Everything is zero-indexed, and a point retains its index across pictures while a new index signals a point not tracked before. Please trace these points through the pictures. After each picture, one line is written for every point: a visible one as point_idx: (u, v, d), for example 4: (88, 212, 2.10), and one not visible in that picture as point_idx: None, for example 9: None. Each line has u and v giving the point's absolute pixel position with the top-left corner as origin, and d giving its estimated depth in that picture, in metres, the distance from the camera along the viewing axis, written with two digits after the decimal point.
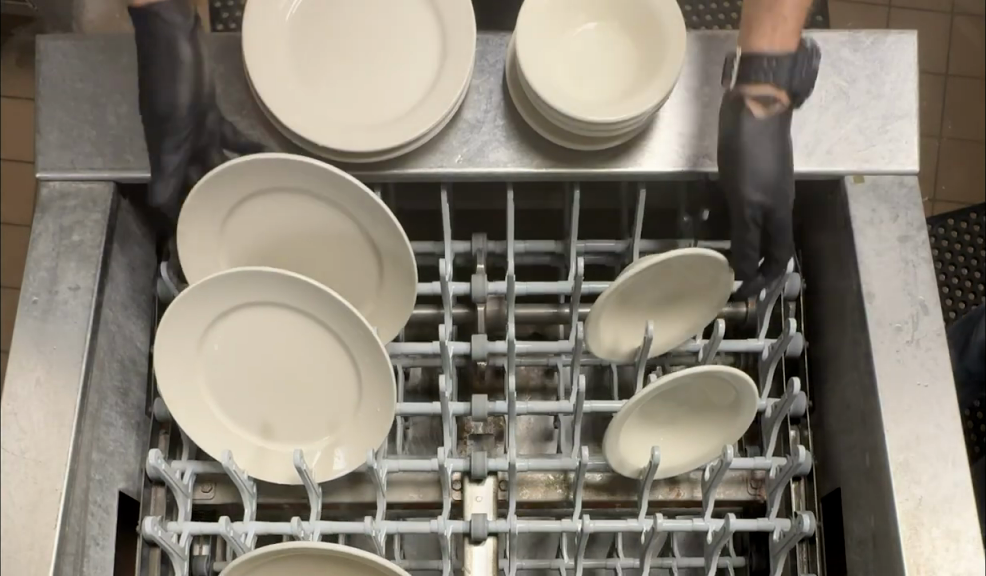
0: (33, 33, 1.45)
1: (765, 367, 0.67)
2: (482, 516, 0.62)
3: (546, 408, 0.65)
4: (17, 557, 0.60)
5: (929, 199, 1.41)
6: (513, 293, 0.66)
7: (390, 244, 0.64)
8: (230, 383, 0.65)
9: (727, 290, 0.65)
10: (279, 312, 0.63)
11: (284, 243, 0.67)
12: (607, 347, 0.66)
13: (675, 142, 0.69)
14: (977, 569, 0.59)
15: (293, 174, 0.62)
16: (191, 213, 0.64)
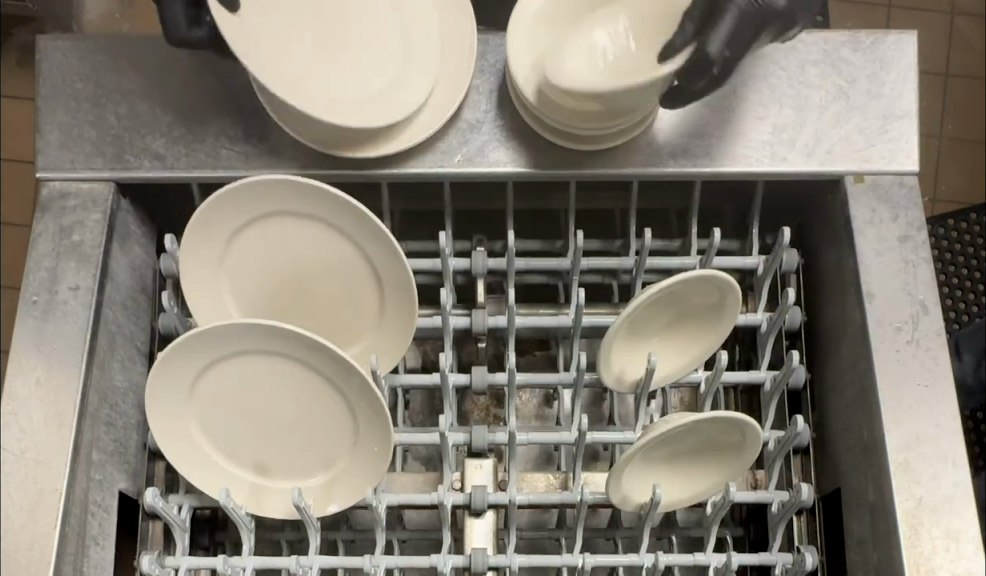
0: (34, 33, 1.45)
1: (768, 398, 0.67)
2: (483, 550, 0.62)
3: (547, 440, 0.64)
4: (16, 557, 0.60)
5: (930, 199, 1.41)
6: (513, 325, 0.66)
7: (390, 270, 0.64)
8: (224, 420, 0.63)
9: (729, 318, 0.64)
10: (267, 361, 0.61)
11: (284, 282, 0.66)
12: (613, 376, 0.65)
13: (675, 142, 0.69)
14: (977, 569, 0.60)
15: (294, 199, 0.63)
16: (191, 241, 0.64)
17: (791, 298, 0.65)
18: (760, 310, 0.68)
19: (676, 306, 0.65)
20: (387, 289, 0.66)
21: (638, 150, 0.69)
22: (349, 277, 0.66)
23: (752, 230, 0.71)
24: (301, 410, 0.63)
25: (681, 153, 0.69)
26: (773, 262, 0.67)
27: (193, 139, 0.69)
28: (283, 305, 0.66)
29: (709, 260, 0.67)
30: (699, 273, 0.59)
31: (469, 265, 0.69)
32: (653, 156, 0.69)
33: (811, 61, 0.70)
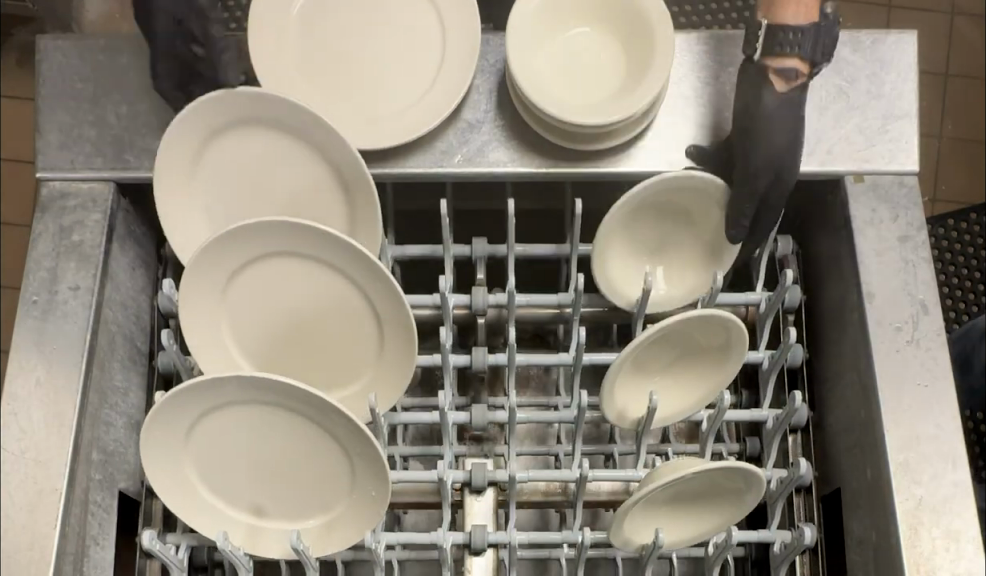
0: (34, 33, 1.46)
1: (770, 436, 0.65)
2: (482, 530, 0.62)
3: (547, 478, 0.64)
4: (16, 557, 0.60)
5: (930, 199, 1.41)
6: (514, 363, 0.64)
7: (398, 327, 0.62)
8: (217, 461, 0.61)
9: (735, 364, 0.63)
10: (265, 413, 0.59)
11: (285, 319, 0.64)
12: (616, 412, 0.64)
13: (674, 141, 0.69)
14: (977, 569, 0.60)
15: (305, 245, 0.60)
16: (192, 281, 0.61)
17: (794, 336, 0.64)
18: (761, 347, 0.68)
19: (680, 345, 0.65)
20: (386, 324, 0.63)
21: (636, 145, 0.69)
22: (350, 314, 0.64)
23: (759, 264, 0.70)
24: (300, 454, 0.60)
25: (674, 148, 0.69)
26: (776, 302, 0.66)
27: None
28: (286, 342, 0.64)
29: (712, 299, 0.65)
30: (701, 312, 0.58)
31: (469, 301, 0.67)
32: (654, 156, 0.69)
33: None
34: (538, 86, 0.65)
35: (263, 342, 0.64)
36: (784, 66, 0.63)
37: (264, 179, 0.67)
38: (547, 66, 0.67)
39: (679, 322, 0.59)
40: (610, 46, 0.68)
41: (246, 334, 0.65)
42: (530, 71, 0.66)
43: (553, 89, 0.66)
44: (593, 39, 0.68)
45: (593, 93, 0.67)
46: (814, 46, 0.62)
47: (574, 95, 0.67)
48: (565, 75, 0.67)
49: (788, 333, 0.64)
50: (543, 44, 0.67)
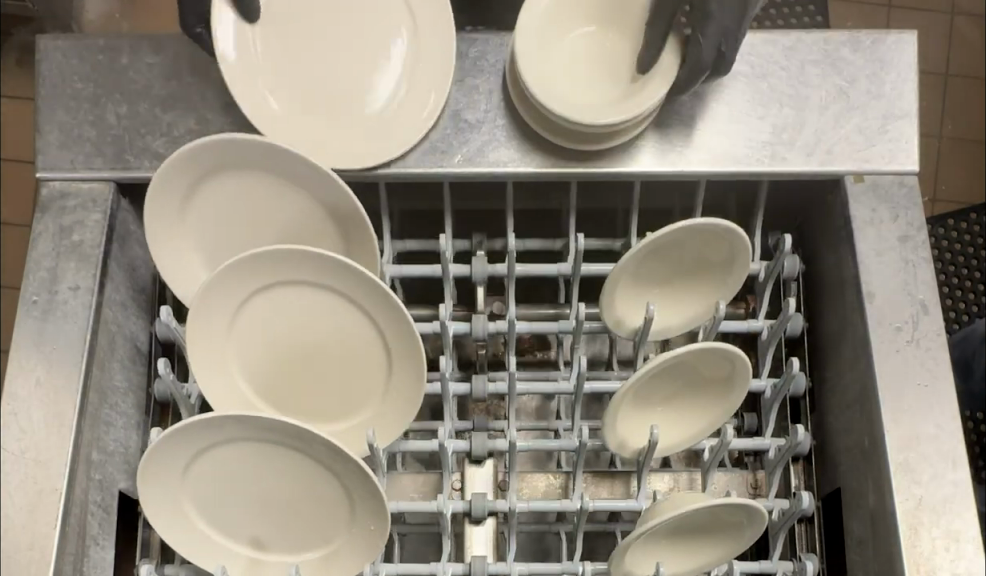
0: (34, 33, 1.46)
1: (771, 466, 0.66)
2: (482, 559, 0.62)
3: (548, 508, 0.63)
4: (16, 557, 0.60)
5: (930, 199, 1.41)
6: (515, 390, 0.64)
7: (407, 362, 0.62)
8: (216, 497, 0.61)
9: (739, 396, 0.63)
10: (270, 450, 0.58)
11: (289, 351, 0.64)
12: (616, 441, 0.64)
13: (675, 142, 0.69)
14: (977, 569, 0.60)
15: (321, 275, 0.60)
16: (203, 306, 0.61)
17: (796, 364, 0.64)
18: (763, 376, 0.67)
19: (682, 379, 0.64)
20: (394, 356, 0.63)
21: (635, 145, 0.69)
22: (360, 347, 0.63)
23: (765, 296, 0.69)
24: (298, 488, 0.60)
25: (673, 147, 0.69)
26: (779, 330, 0.66)
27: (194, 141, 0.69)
28: (290, 376, 0.64)
29: (714, 327, 0.65)
30: (701, 345, 0.58)
31: (469, 329, 0.67)
32: (655, 155, 0.69)
33: (811, 60, 0.70)
34: (545, 89, 0.65)
35: (264, 375, 0.64)
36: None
37: (265, 212, 0.66)
38: (551, 65, 0.67)
39: (682, 354, 0.59)
40: (611, 46, 0.68)
41: (251, 364, 0.64)
42: (537, 74, 0.65)
43: (560, 89, 0.66)
44: (593, 40, 0.68)
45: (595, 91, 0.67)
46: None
47: (579, 93, 0.67)
48: (567, 75, 0.67)
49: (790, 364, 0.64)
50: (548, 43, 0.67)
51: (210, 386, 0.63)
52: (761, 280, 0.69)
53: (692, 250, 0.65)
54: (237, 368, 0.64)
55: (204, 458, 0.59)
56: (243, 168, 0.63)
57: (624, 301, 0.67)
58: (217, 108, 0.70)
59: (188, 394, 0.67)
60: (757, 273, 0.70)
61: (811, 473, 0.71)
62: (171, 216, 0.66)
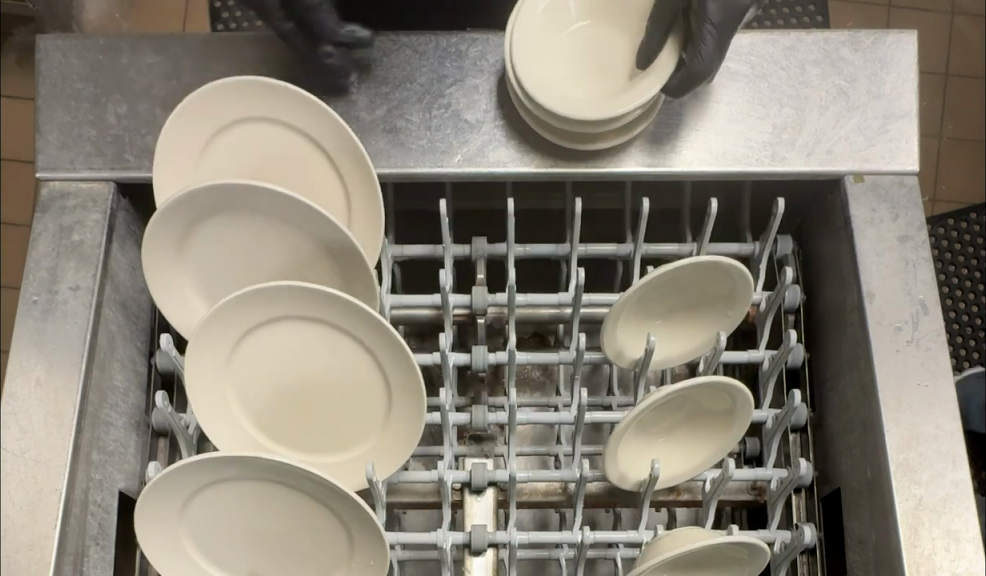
0: (34, 34, 1.45)
1: (775, 496, 0.66)
2: (483, 527, 0.62)
3: (549, 538, 0.63)
4: (16, 557, 0.60)
5: (930, 199, 1.43)
6: (515, 421, 0.63)
7: (406, 394, 0.61)
8: (213, 530, 0.60)
9: (742, 427, 0.63)
10: (266, 487, 0.57)
11: (289, 387, 0.63)
12: (618, 474, 0.63)
13: (676, 141, 0.69)
14: (976, 568, 0.60)
15: (318, 307, 0.59)
16: (201, 341, 0.60)
17: (798, 399, 0.64)
18: (764, 406, 0.67)
19: (683, 412, 0.64)
20: (397, 394, 0.62)
21: (635, 144, 0.69)
22: (360, 381, 0.62)
23: (765, 330, 0.69)
24: (296, 523, 0.59)
25: (677, 149, 0.69)
26: (779, 361, 0.66)
27: None
28: (289, 409, 0.63)
29: (715, 359, 0.64)
30: (702, 379, 0.58)
31: (469, 359, 0.66)
32: (653, 154, 0.69)
33: (811, 60, 0.70)
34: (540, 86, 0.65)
35: (263, 403, 0.63)
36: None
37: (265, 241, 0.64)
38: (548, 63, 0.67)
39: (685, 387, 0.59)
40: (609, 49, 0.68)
41: (251, 399, 0.63)
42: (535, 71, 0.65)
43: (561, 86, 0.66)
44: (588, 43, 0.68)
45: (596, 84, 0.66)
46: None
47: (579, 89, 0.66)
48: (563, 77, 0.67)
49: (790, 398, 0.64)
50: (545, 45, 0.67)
51: (210, 415, 0.62)
52: (762, 310, 0.69)
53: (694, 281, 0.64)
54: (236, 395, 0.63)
55: (202, 494, 0.59)
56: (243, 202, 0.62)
57: (627, 329, 0.66)
58: None
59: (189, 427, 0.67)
60: (758, 303, 0.70)
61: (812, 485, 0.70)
62: (171, 248, 0.64)
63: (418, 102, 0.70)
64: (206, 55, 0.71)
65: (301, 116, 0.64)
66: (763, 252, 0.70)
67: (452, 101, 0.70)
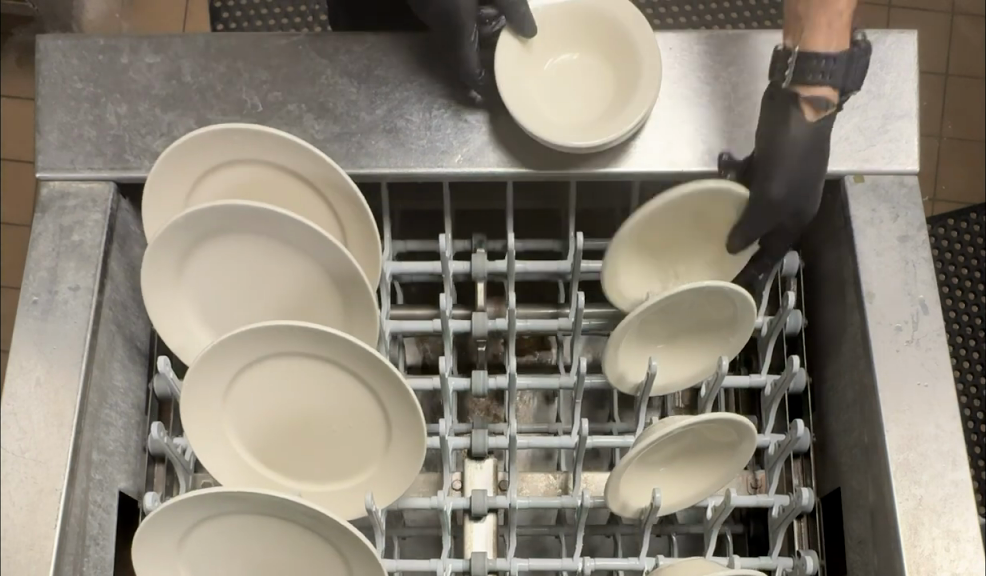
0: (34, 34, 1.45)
1: (776, 524, 0.65)
2: (482, 555, 0.62)
3: (548, 565, 0.63)
4: (17, 557, 0.60)
5: (930, 199, 1.43)
6: (515, 448, 0.63)
7: (405, 429, 0.60)
8: (210, 559, 0.60)
9: (744, 458, 0.63)
10: (265, 521, 0.57)
11: (283, 422, 0.62)
12: (619, 505, 0.63)
13: (677, 142, 0.69)
14: (976, 568, 0.60)
15: (313, 347, 0.58)
16: (193, 383, 0.59)
17: (800, 428, 0.64)
18: (767, 431, 0.67)
19: (685, 446, 0.63)
20: (395, 427, 0.61)
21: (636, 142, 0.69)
22: (356, 414, 0.61)
23: (766, 351, 0.69)
24: (292, 552, 0.59)
25: (680, 153, 0.69)
26: (782, 386, 0.65)
27: None
28: (285, 442, 0.62)
29: (716, 383, 0.63)
30: (707, 415, 0.58)
31: (469, 384, 0.66)
32: (644, 149, 0.69)
33: None
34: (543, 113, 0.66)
35: (259, 435, 0.62)
36: (818, 95, 0.64)
37: (261, 271, 0.64)
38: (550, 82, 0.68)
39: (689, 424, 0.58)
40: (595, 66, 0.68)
41: (245, 429, 0.62)
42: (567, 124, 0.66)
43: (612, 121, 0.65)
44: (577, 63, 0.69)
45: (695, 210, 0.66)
46: (845, 76, 0.63)
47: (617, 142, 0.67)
48: (546, 96, 0.67)
49: (794, 426, 0.64)
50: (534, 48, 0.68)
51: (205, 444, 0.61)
52: (765, 334, 0.69)
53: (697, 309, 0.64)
54: (229, 428, 0.62)
55: (200, 526, 0.58)
56: (240, 230, 0.62)
57: (628, 353, 0.66)
58: (216, 107, 0.70)
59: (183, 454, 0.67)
60: (759, 327, 0.70)
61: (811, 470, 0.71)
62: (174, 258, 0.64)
63: (418, 103, 0.70)
64: (206, 55, 0.71)
65: (290, 155, 0.63)
66: None
67: (451, 101, 0.70)
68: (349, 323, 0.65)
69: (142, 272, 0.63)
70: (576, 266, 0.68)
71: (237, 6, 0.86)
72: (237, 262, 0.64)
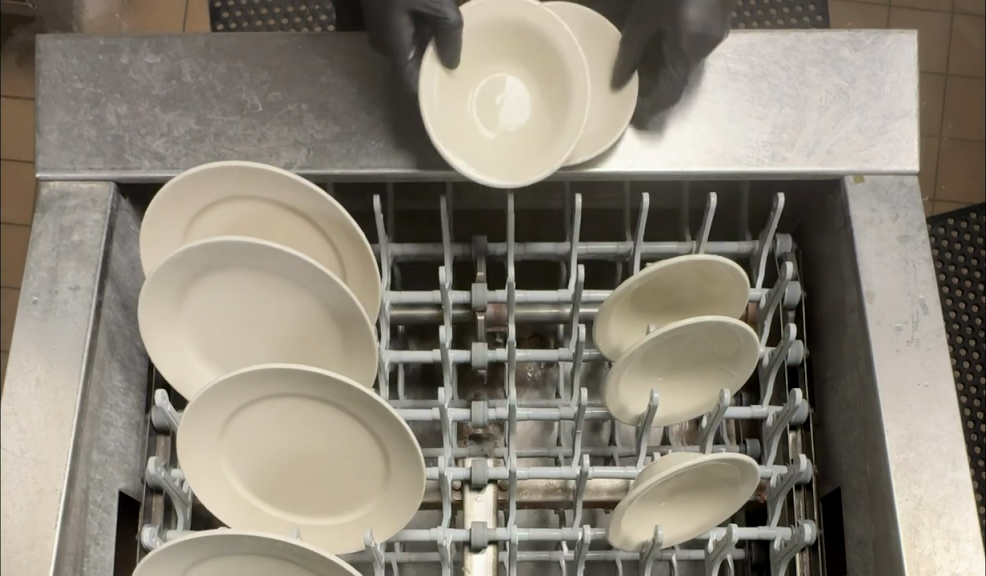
0: (34, 33, 1.44)
1: (777, 557, 0.65)
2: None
3: None
4: (17, 557, 0.60)
5: (929, 199, 1.43)
6: (516, 481, 0.62)
7: (404, 467, 0.60)
8: None
9: (744, 497, 0.63)
10: (265, 560, 0.56)
11: (280, 460, 0.62)
12: (621, 540, 0.62)
13: (673, 143, 0.69)
14: (976, 568, 0.60)
15: (309, 389, 0.57)
16: (189, 426, 0.59)
17: (805, 462, 0.64)
18: (770, 463, 0.66)
19: (685, 485, 0.63)
20: (393, 465, 0.61)
21: (636, 143, 0.69)
22: (354, 452, 0.61)
23: (768, 378, 0.68)
24: None
25: (678, 155, 0.69)
26: (785, 418, 0.65)
27: (193, 140, 0.69)
28: (283, 478, 0.62)
29: (718, 416, 0.63)
30: (711, 457, 0.57)
31: (469, 415, 0.65)
32: (643, 150, 0.69)
33: (811, 60, 0.70)
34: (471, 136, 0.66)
35: (257, 472, 0.62)
36: None
37: (262, 306, 0.64)
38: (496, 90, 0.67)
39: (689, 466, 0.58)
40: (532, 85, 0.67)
41: (242, 465, 0.62)
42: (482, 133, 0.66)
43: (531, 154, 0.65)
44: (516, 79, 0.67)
45: (695, 275, 0.64)
46: None
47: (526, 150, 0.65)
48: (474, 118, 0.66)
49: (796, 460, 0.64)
50: (482, 59, 0.67)
51: (199, 481, 0.61)
52: (765, 366, 0.68)
53: (697, 342, 0.64)
54: (227, 461, 0.62)
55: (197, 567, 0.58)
56: (236, 267, 0.62)
57: (629, 386, 0.66)
58: (216, 107, 0.70)
59: (183, 485, 0.66)
60: (762, 357, 0.69)
61: (811, 491, 0.70)
62: (176, 286, 0.63)
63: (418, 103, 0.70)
64: (206, 55, 0.71)
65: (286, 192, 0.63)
66: (769, 306, 0.68)
67: None
68: (346, 354, 0.65)
69: (140, 300, 0.62)
70: (576, 298, 0.66)
71: (238, 6, 0.86)
72: (233, 297, 0.64)
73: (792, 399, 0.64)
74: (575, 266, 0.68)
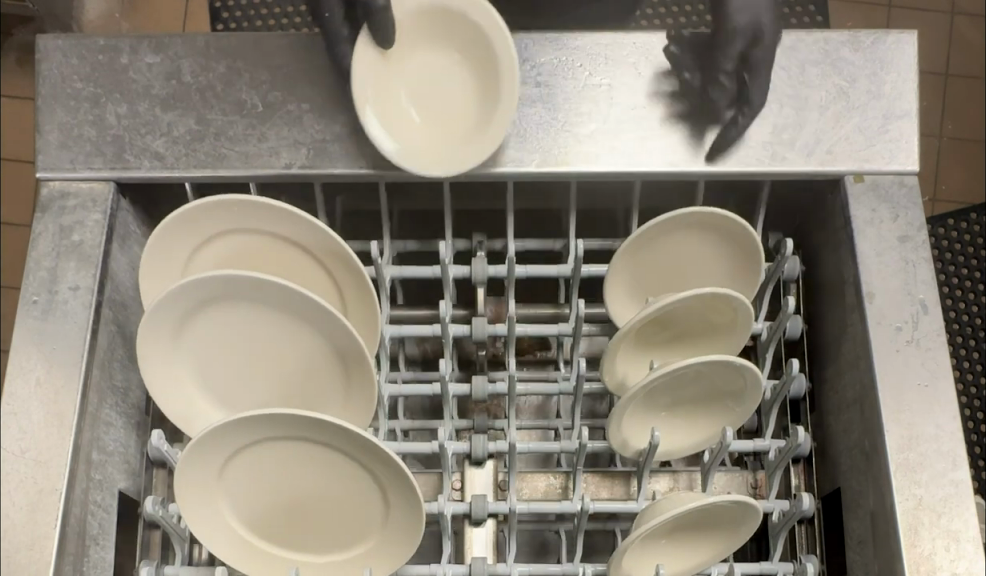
0: (33, 32, 1.43)
1: None
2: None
3: None
4: (18, 557, 0.60)
5: (929, 199, 1.43)
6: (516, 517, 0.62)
7: (402, 503, 0.60)
8: None
9: (745, 535, 0.63)
10: None
11: (279, 498, 0.62)
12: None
13: (673, 143, 0.69)
14: (977, 569, 0.60)
15: (304, 430, 0.58)
16: (186, 467, 0.59)
17: (805, 501, 0.64)
18: (771, 497, 0.66)
19: (685, 523, 0.63)
20: (391, 500, 0.61)
21: (636, 143, 0.69)
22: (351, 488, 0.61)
23: (770, 411, 0.68)
24: None
25: (677, 155, 0.69)
26: (789, 453, 0.65)
27: (193, 140, 0.69)
28: (283, 515, 0.62)
29: (721, 453, 0.63)
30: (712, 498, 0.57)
31: (469, 448, 0.65)
32: (643, 152, 0.69)
33: (811, 60, 0.70)
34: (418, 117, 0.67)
35: (256, 509, 0.62)
36: None
37: (261, 340, 0.65)
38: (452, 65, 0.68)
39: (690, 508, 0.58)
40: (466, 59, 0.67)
41: (241, 501, 0.62)
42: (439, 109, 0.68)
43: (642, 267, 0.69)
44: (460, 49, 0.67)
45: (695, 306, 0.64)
46: None
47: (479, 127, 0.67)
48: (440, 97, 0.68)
49: (798, 496, 0.64)
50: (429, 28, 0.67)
51: (197, 516, 0.61)
52: (768, 400, 0.68)
53: (695, 377, 0.64)
54: (225, 499, 0.62)
55: None
56: (233, 299, 0.62)
57: (630, 420, 0.66)
58: (218, 108, 0.70)
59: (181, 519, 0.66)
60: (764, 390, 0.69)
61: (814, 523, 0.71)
62: (177, 311, 0.63)
63: None
64: (206, 54, 0.71)
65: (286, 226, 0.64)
66: (771, 338, 0.69)
67: None
68: (346, 390, 0.65)
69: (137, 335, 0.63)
70: (576, 333, 0.67)
71: (238, 6, 0.86)
72: (233, 329, 0.64)
73: (797, 434, 0.64)
74: (575, 299, 0.68)
